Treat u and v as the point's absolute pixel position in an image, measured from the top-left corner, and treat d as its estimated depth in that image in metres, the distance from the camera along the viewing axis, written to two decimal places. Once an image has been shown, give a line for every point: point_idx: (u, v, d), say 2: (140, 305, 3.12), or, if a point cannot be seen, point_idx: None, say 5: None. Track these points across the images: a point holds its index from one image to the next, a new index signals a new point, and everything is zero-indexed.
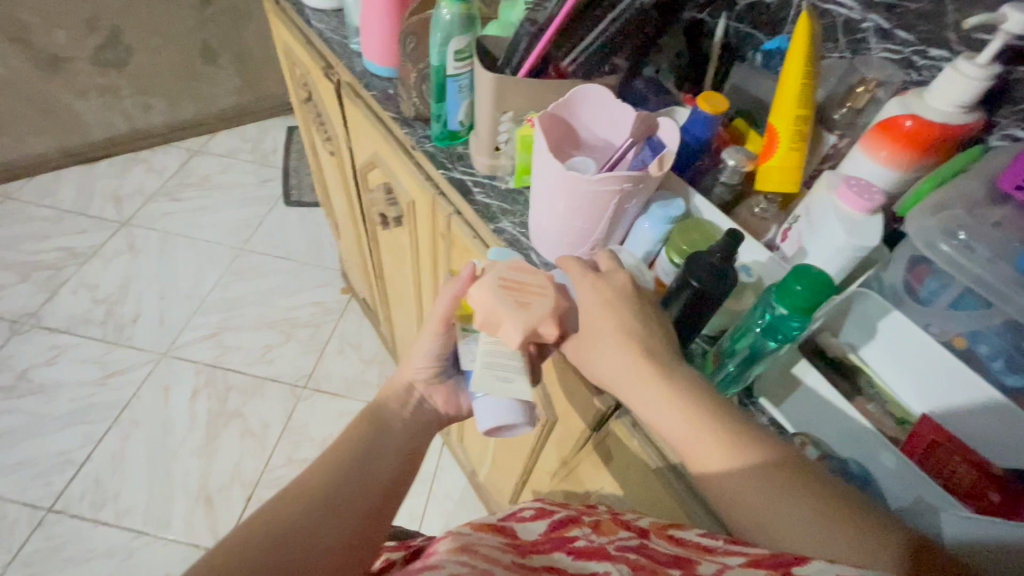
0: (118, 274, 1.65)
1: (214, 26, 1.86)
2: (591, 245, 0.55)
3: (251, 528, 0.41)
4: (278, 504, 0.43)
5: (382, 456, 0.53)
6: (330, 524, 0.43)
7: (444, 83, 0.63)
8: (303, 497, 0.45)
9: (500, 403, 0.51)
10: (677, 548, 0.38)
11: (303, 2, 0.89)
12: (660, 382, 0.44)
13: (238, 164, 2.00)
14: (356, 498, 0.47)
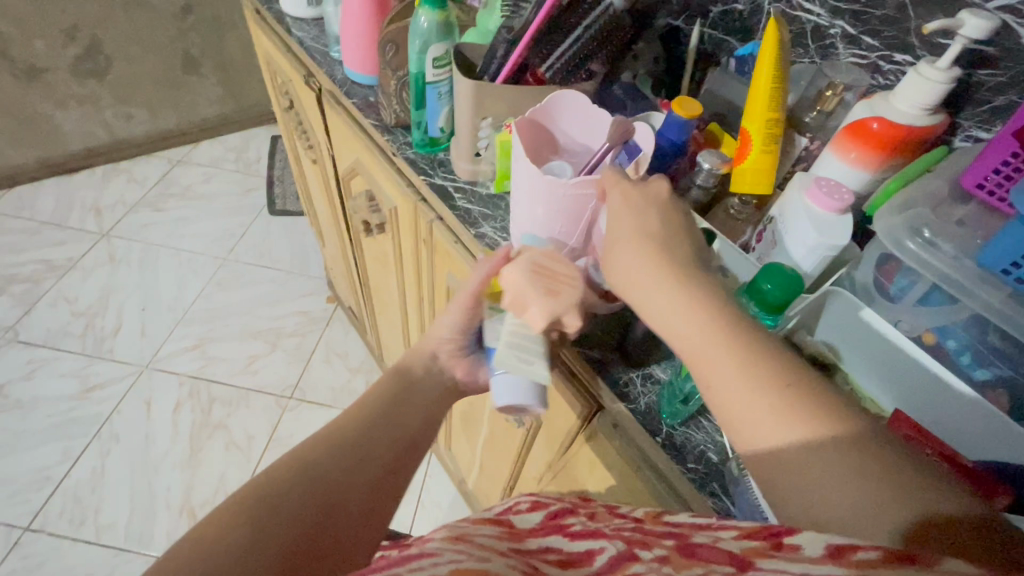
0: (99, 286, 1.63)
1: (196, 36, 1.85)
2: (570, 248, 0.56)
3: (256, 491, 0.40)
4: (283, 468, 0.43)
5: (391, 424, 0.53)
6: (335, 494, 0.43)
7: (423, 90, 0.63)
8: (309, 463, 0.44)
9: (519, 384, 0.51)
10: (673, 527, 0.36)
11: (283, 11, 0.89)
12: (685, 301, 0.40)
13: (222, 174, 1.99)
14: (361, 469, 0.47)
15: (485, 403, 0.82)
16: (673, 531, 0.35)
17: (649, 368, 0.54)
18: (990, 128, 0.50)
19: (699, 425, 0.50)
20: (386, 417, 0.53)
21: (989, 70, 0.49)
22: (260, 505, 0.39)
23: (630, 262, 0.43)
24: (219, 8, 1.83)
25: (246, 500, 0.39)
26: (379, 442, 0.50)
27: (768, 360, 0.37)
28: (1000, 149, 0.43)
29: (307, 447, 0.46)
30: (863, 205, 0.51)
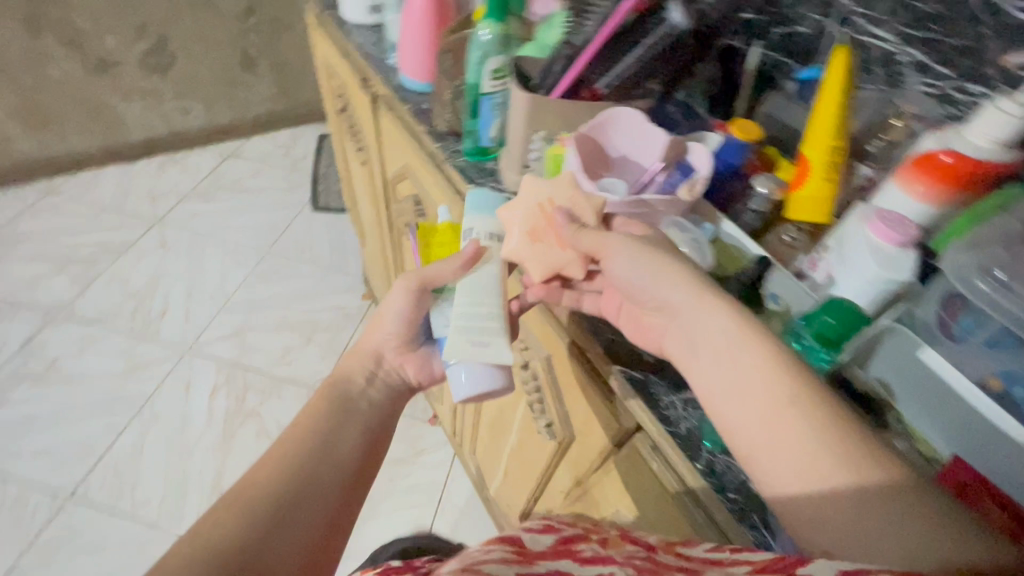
0: (149, 270, 1.70)
1: (255, 35, 1.93)
2: None
3: (210, 526, 0.43)
4: (233, 498, 0.47)
5: (346, 437, 0.55)
6: (289, 533, 0.46)
7: (478, 101, 0.65)
8: (264, 496, 0.47)
9: (475, 372, 0.52)
10: (684, 562, 0.35)
11: (343, 18, 0.92)
12: (717, 314, 0.45)
13: (269, 169, 2.06)
14: (316, 487, 0.50)
15: (515, 413, 0.82)
16: (682, 565, 0.35)
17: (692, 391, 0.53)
18: None
19: None
20: (336, 424, 0.56)
21: None
22: (216, 542, 0.43)
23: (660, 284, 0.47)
24: (278, 10, 1.91)
25: (204, 535, 0.43)
26: (334, 455, 0.53)
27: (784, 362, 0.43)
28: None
29: (264, 472, 0.49)
30: (929, 239, 0.48)
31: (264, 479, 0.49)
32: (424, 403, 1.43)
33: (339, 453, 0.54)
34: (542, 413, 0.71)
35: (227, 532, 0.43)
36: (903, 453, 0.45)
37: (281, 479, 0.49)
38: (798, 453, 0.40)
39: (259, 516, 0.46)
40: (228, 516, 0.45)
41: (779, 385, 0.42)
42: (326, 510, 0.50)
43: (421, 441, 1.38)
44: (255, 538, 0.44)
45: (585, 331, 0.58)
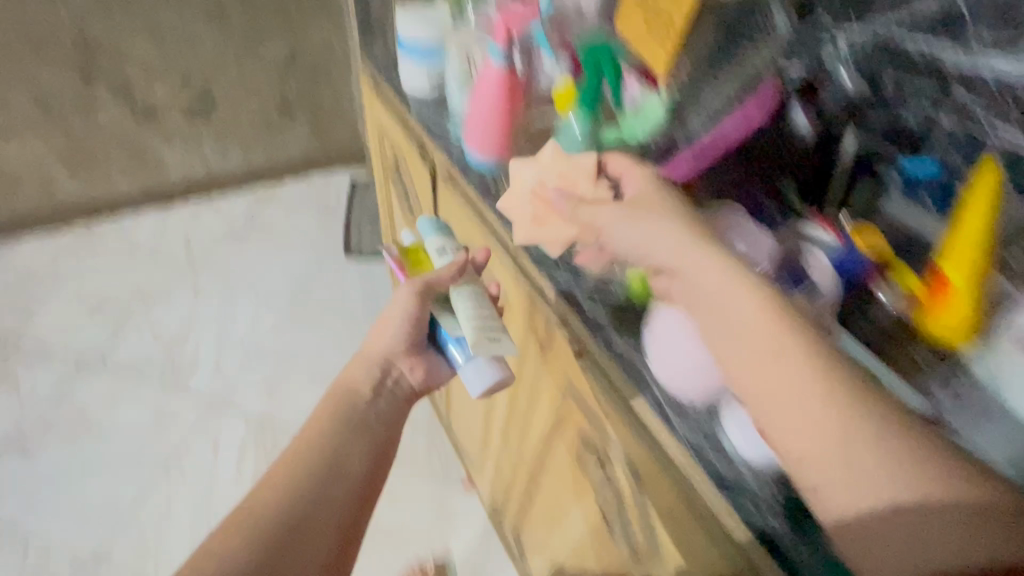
0: (182, 316, 1.69)
1: (294, 82, 1.96)
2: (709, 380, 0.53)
3: (258, 521, 0.65)
4: (267, 490, 0.67)
5: (353, 448, 0.72)
6: (306, 530, 0.66)
7: (560, 190, 0.63)
8: (283, 501, 0.67)
9: (487, 367, 0.66)
10: None
11: (402, 84, 0.90)
12: (795, 360, 0.43)
13: (302, 211, 2.07)
14: (335, 488, 0.69)
15: (574, 503, 0.78)
16: None
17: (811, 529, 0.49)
18: None
19: None
20: (347, 440, 0.72)
21: None
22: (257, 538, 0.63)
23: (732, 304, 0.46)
24: (318, 56, 1.94)
25: (247, 533, 0.64)
26: (344, 467, 0.71)
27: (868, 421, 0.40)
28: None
29: (287, 483, 0.68)
30: None
31: (285, 487, 0.67)
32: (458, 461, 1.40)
33: (350, 464, 0.71)
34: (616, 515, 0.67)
35: (272, 523, 0.65)
36: None
37: (298, 491, 0.67)
38: (886, 517, 0.39)
39: (281, 521, 0.65)
40: (268, 512, 0.65)
41: (884, 468, 0.39)
42: (345, 508, 0.69)
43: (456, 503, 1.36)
44: (281, 543, 0.64)
45: (687, 455, 0.54)
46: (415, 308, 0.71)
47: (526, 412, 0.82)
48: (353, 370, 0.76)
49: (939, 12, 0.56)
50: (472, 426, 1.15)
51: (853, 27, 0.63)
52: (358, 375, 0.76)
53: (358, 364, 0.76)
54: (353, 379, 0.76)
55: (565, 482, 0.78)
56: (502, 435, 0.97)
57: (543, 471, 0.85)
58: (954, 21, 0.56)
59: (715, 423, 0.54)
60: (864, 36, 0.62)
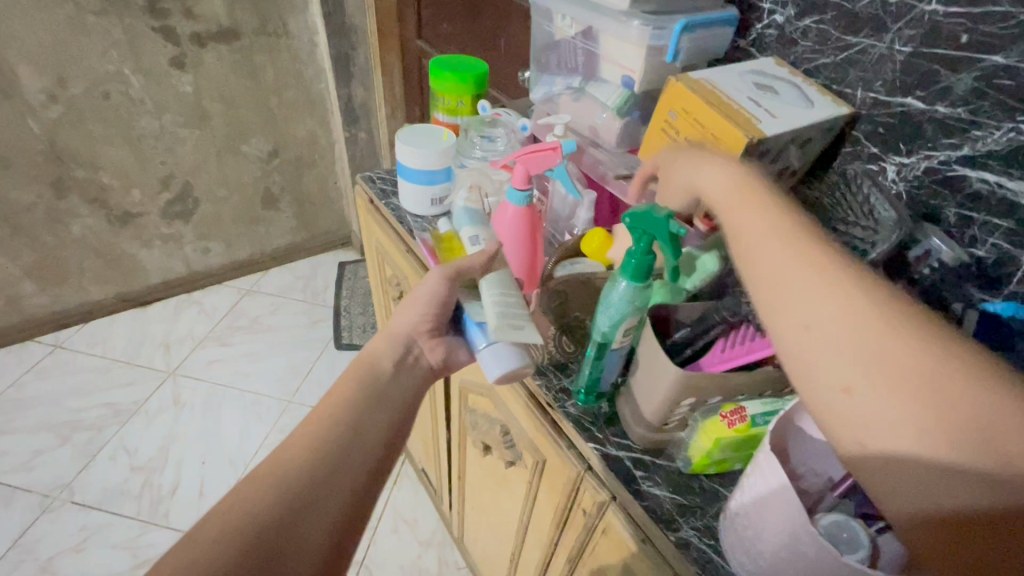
0: (159, 435, 1.54)
1: (279, 174, 1.89)
2: None
3: (238, 510, 0.46)
4: (254, 473, 0.49)
5: (373, 419, 0.56)
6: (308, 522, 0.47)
7: (604, 355, 0.54)
8: (274, 483, 0.48)
9: (504, 350, 0.55)
10: None
11: (402, 208, 0.85)
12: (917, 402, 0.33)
13: (290, 304, 1.97)
14: (347, 469, 0.52)
15: None
16: None
17: None
18: None
19: None
20: (364, 415, 0.56)
21: None
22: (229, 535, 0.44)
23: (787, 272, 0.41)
24: (303, 150, 1.87)
25: (220, 526, 0.44)
26: (358, 441, 0.54)
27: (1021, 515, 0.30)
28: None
29: (280, 464, 0.50)
30: None
31: (278, 468, 0.49)
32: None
33: (369, 434, 0.55)
34: None
35: (259, 510, 0.46)
36: None
37: (295, 472, 0.49)
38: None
39: (270, 506, 0.47)
40: (252, 500, 0.47)
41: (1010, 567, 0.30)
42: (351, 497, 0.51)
43: None
44: (270, 539, 0.45)
45: None
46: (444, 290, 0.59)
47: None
48: (374, 345, 0.62)
49: (1003, 147, 0.50)
50: (491, 557, 1.03)
51: (903, 159, 0.58)
52: (382, 346, 0.61)
53: (381, 336, 0.62)
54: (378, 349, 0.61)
55: None
56: None
57: None
58: None
59: None
60: (919, 168, 0.57)
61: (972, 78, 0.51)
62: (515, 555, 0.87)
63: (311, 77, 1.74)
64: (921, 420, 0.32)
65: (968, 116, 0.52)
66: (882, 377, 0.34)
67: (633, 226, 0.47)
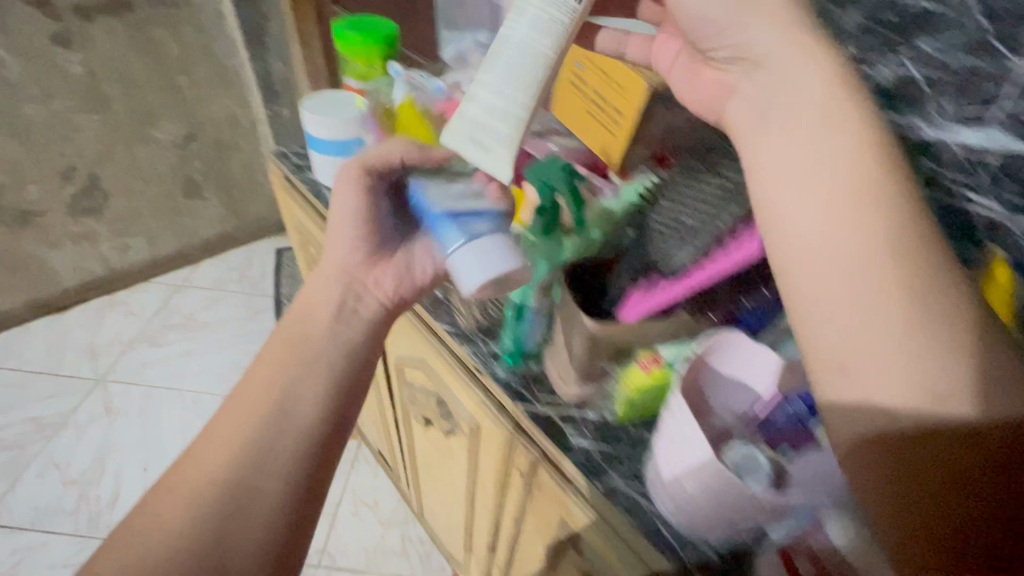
0: (92, 446, 1.45)
1: (198, 160, 1.75)
2: (722, 535, 0.45)
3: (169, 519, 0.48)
4: (188, 468, 0.51)
5: (311, 391, 0.56)
6: (262, 496, 0.50)
7: (524, 312, 0.55)
8: (212, 484, 0.50)
9: (486, 252, 0.49)
10: None
11: (319, 183, 0.81)
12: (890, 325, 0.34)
13: (228, 297, 1.83)
14: (287, 446, 0.53)
15: None
16: None
17: None
18: None
19: None
20: (300, 387, 0.56)
21: None
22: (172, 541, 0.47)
23: (809, 194, 0.37)
24: (223, 131, 1.73)
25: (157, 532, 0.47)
26: (297, 413, 0.54)
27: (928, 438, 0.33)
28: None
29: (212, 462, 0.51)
30: None
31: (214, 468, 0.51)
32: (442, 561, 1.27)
33: (296, 416, 0.54)
34: None
35: (191, 518, 0.48)
36: None
37: (237, 453, 0.51)
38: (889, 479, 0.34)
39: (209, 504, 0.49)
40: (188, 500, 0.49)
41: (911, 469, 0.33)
42: (300, 466, 0.53)
43: None
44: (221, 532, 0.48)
45: None
46: (370, 205, 0.58)
47: (515, 542, 0.71)
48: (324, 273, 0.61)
49: (894, 83, 0.52)
50: (452, 531, 1.02)
51: None
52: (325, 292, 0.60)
53: None
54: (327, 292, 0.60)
55: None
56: (489, 552, 0.86)
57: None
58: (914, 91, 0.51)
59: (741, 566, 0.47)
60: None
61: (861, 16, 0.52)
62: (473, 527, 0.86)
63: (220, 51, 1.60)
64: (888, 363, 0.34)
65: (860, 53, 0.54)
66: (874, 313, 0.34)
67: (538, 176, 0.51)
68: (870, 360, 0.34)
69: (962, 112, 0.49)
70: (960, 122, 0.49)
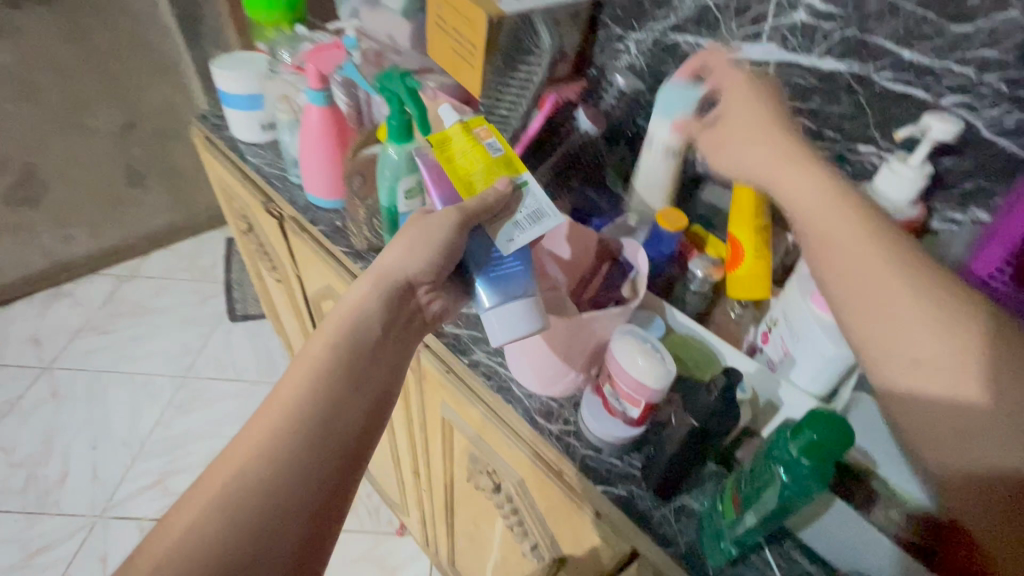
0: (39, 429, 1.46)
1: (139, 148, 1.74)
2: (564, 385, 0.53)
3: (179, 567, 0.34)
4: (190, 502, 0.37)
5: (350, 397, 0.43)
6: (273, 536, 0.37)
7: (397, 220, 0.60)
8: (231, 513, 0.36)
9: (513, 314, 0.45)
10: None
11: (235, 137, 0.87)
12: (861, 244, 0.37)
13: (175, 284, 1.81)
14: (311, 471, 0.39)
15: (492, 528, 0.74)
16: None
17: (679, 498, 0.48)
18: (965, 211, 0.49)
19: (748, 561, 0.45)
20: (336, 393, 0.42)
21: (953, 157, 0.48)
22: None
23: (763, 139, 0.44)
24: (162, 119, 1.73)
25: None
26: (328, 431, 0.41)
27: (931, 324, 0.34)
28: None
29: (227, 485, 0.37)
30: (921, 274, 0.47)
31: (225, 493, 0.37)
32: (389, 512, 1.30)
33: (337, 436, 0.41)
34: (525, 535, 0.63)
35: (193, 560, 0.34)
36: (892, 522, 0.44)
37: (251, 477, 0.37)
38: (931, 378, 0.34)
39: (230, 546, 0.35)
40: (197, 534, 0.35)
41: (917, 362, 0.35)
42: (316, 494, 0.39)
43: (391, 559, 1.25)
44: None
45: (558, 452, 0.51)
46: None
47: (426, 445, 0.79)
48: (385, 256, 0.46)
49: (693, 11, 0.58)
50: (387, 468, 1.08)
51: (638, 35, 0.64)
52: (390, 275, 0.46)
53: None
54: (396, 279, 0.46)
55: (478, 510, 0.75)
56: (413, 472, 0.92)
57: (458, 503, 0.81)
58: (708, 16, 0.57)
59: (576, 410, 0.54)
60: (649, 41, 0.63)
61: None
62: (398, 449, 0.93)
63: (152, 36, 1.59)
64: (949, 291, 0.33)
65: None
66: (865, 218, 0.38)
67: (382, 88, 0.53)
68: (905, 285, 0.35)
69: (744, 29, 0.55)
70: (743, 39, 0.56)
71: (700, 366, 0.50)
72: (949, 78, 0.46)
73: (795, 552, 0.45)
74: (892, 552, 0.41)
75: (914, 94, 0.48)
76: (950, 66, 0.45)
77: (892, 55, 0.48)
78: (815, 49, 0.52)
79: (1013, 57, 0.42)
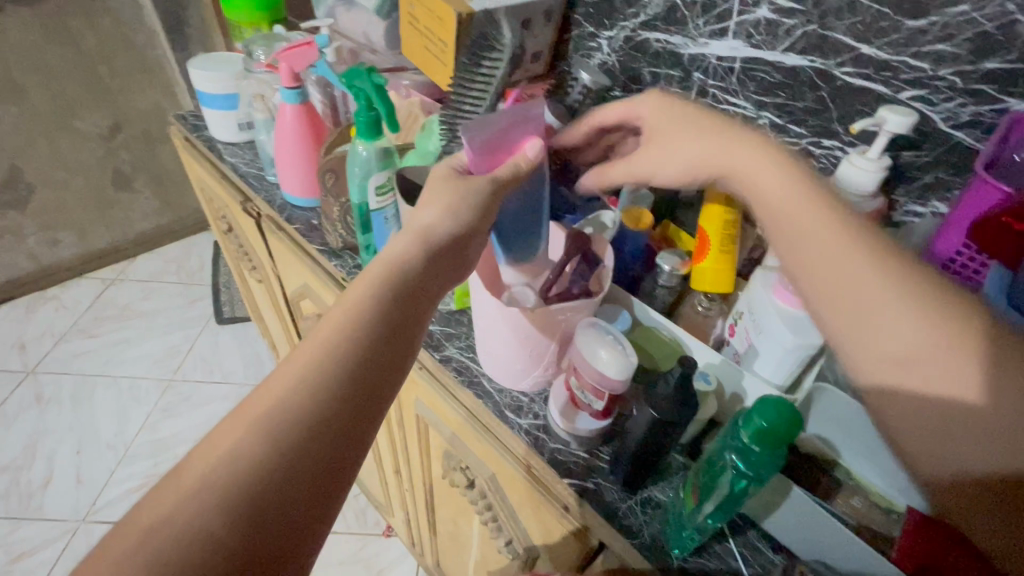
0: (23, 433, 1.44)
1: (127, 153, 1.71)
2: (532, 378, 0.53)
3: (186, 522, 0.27)
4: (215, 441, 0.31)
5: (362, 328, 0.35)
6: (287, 471, 0.30)
7: (368, 217, 0.60)
8: (246, 462, 0.29)
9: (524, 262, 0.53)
10: None
11: (214, 137, 0.86)
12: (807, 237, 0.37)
13: (164, 287, 1.81)
14: (322, 403, 0.32)
15: (470, 526, 0.74)
16: None
17: (646, 491, 0.48)
18: (927, 203, 0.50)
19: (712, 552, 0.45)
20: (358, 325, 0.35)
21: (913, 150, 0.49)
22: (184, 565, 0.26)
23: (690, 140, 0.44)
24: (150, 122, 1.70)
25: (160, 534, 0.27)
26: (334, 364, 0.33)
27: (899, 302, 0.33)
28: (982, 202, 0.39)
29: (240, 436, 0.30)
30: None
31: (241, 447, 0.30)
32: (375, 513, 1.29)
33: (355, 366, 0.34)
34: (500, 531, 0.64)
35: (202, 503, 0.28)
36: (858, 512, 0.44)
37: (260, 419, 0.31)
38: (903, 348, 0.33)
39: (247, 498, 0.29)
40: (206, 487, 0.28)
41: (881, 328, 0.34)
42: (329, 429, 0.32)
43: (378, 560, 1.24)
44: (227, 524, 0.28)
45: (526, 447, 0.51)
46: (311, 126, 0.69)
47: (405, 443, 0.78)
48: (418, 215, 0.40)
49: (661, 8, 0.59)
50: (371, 468, 1.08)
51: (609, 33, 0.64)
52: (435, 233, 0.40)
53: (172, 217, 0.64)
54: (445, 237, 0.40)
55: (456, 507, 0.75)
56: (395, 471, 0.92)
57: (438, 501, 0.81)
58: (676, 14, 0.58)
59: (545, 404, 0.54)
60: (620, 39, 0.64)
61: None
62: (379, 449, 0.93)
63: (140, 39, 1.56)
64: None
65: None
66: (778, 245, 0.38)
67: (348, 83, 0.53)
68: (838, 300, 0.35)
69: (710, 27, 0.56)
70: (710, 35, 0.56)
71: (666, 358, 0.51)
72: (907, 72, 0.46)
73: (759, 542, 0.46)
74: (858, 544, 0.39)
75: (873, 88, 0.49)
76: (907, 60, 0.46)
77: (852, 50, 0.48)
78: (779, 44, 0.52)
79: (966, 51, 0.43)
